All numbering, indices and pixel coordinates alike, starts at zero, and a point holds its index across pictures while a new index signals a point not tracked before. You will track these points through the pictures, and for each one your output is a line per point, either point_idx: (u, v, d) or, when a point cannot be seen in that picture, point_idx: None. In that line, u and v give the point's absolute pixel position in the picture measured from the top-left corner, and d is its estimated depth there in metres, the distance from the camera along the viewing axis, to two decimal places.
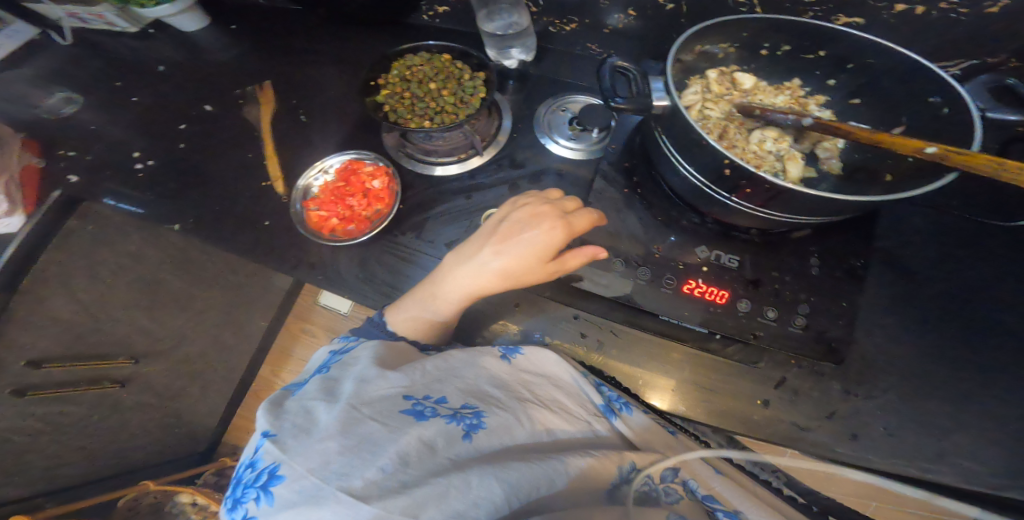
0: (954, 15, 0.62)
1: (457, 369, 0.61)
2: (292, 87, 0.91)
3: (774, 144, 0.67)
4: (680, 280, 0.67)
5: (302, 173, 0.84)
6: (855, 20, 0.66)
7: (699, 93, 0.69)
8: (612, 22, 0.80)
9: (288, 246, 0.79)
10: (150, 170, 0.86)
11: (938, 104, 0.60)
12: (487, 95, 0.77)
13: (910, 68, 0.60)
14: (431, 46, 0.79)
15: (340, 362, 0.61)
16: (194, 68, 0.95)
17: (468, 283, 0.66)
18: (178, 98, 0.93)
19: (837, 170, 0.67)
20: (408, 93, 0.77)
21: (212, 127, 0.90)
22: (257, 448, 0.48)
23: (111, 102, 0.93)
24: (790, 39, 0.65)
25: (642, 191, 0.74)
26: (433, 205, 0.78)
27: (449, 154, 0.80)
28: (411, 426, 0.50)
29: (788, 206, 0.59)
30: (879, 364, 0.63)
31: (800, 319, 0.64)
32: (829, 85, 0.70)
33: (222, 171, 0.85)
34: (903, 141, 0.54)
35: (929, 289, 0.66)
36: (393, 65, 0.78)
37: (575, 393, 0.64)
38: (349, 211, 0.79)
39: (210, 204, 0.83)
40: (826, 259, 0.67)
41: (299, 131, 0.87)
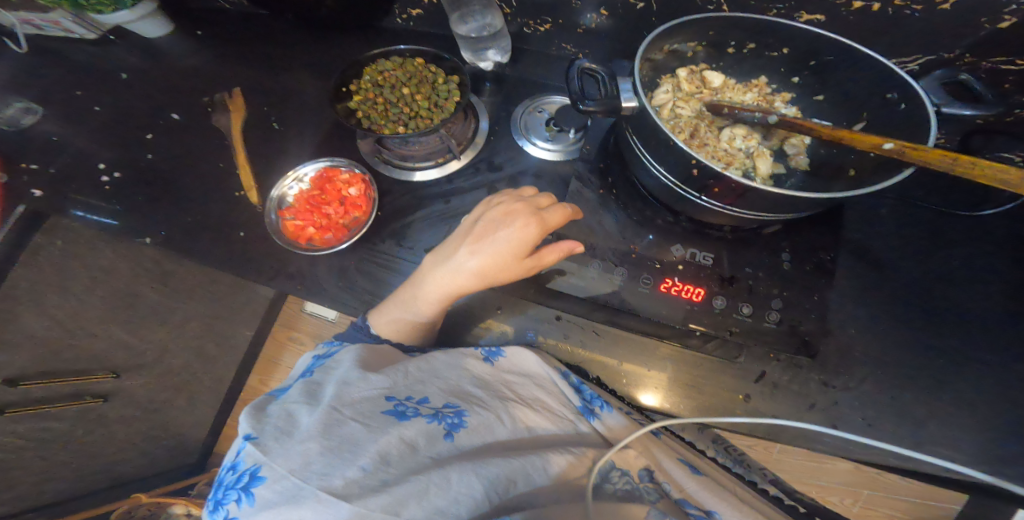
0: (909, 11, 0.63)
1: (439, 369, 0.62)
2: (263, 93, 0.89)
3: (743, 141, 0.68)
4: (657, 279, 0.68)
5: (276, 182, 0.82)
6: (817, 17, 0.67)
7: (670, 92, 0.69)
8: (585, 22, 0.79)
9: (265, 257, 0.77)
10: (116, 182, 0.83)
11: (895, 99, 0.61)
12: (461, 99, 0.75)
13: (868, 66, 0.62)
14: (403, 50, 0.78)
15: (322, 366, 0.61)
16: (160, 76, 0.93)
17: (446, 284, 0.66)
18: (143, 107, 0.90)
19: (805, 165, 0.68)
20: (381, 98, 0.76)
21: (181, 136, 0.87)
22: (239, 450, 0.48)
23: (72, 112, 0.90)
24: (755, 38, 0.66)
25: (618, 191, 0.75)
26: (412, 210, 0.78)
27: (426, 159, 0.79)
28: (392, 426, 0.51)
29: (754, 203, 0.60)
30: (852, 355, 0.65)
31: (774, 313, 0.65)
32: (793, 82, 0.70)
33: (193, 181, 0.83)
34: (863, 137, 0.55)
35: (897, 280, 0.69)
36: (364, 70, 0.77)
37: (556, 393, 0.65)
38: (326, 220, 0.78)
39: (181, 216, 0.81)
40: (796, 253, 0.69)
41: (273, 139, 0.86)
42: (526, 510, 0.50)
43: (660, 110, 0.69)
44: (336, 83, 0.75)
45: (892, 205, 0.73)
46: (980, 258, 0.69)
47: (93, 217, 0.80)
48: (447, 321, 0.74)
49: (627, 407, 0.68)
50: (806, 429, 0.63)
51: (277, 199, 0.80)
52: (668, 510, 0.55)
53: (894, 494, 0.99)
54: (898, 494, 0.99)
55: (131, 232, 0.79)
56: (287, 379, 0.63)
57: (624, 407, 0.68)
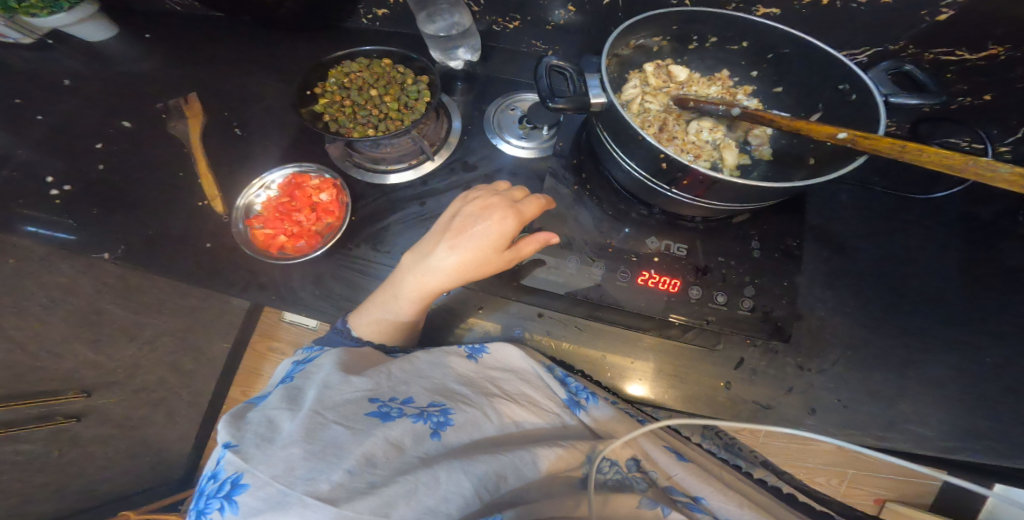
0: (854, 5, 0.65)
1: (422, 369, 0.63)
2: (222, 98, 0.86)
3: (709, 134, 0.70)
4: (635, 272, 0.70)
5: (242, 190, 0.80)
6: (772, 10, 0.69)
7: (638, 87, 0.70)
8: (554, 19, 0.79)
9: (236, 268, 0.75)
10: (66, 195, 0.79)
11: (846, 90, 0.63)
12: (432, 99, 0.74)
13: (821, 59, 0.64)
14: (369, 51, 0.76)
15: (302, 372, 0.60)
16: (108, 82, 0.88)
17: (426, 282, 0.66)
18: (92, 115, 0.85)
19: (768, 156, 0.70)
20: (349, 100, 0.74)
21: (136, 145, 0.83)
22: (219, 459, 0.47)
23: (12, 121, 0.84)
24: (716, 31, 0.67)
25: (591, 187, 0.75)
26: (387, 214, 0.77)
27: (399, 161, 0.78)
28: (378, 428, 0.52)
29: (722, 194, 0.62)
30: (821, 337, 0.69)
31: (747, 301, 0.68)
32: (752, 76, 0.72)
33: (154, 192, 0.80)
34: (817, 127, 0.57)
35: (860, 263, 0.72)
36: (329, 71, 0.74)
37: (540, 386, 0.66)
38: (298, 227, 0.76)
39: (143, 230, 0.78)
40: (765, 241, 0.71)
41: (236, 145, 0.83)
42: (517, 506, 0.52)
43: (629, 105, 0.70)
44: (300, 86, 0.72)
45: (852, 191, 0.77)
46: (936, 239, 0.74)
47: (45, 233, 0.76)
48: (430, 323, 0.74)
49: (613, 396, 0.69)
50: (786, 412, 0.66)
51: (244, 208, 0.78)
52: (658, 498, 0.58)
53: (877, 473, 1.01)
54: (880, 473, 1.01)
55: (88, 248, 0.76)
56: (265, 386, 0.62)
57: (609, 397, 0.69)
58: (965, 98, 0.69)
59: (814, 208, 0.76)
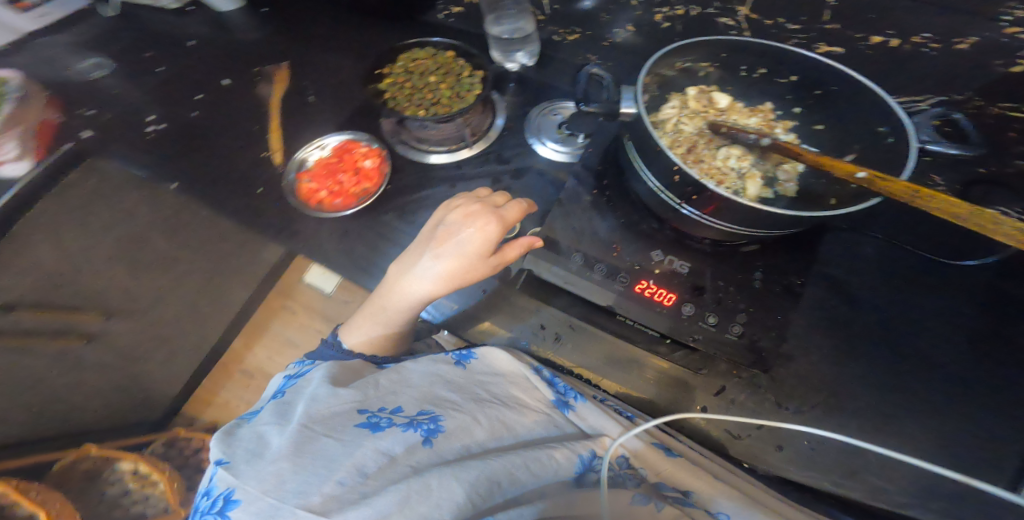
0: (926, 49, 0.69)
1: (411, 379, 0.63)
2: (304, 67, 0.94)
3: (736, 162, 0.72)
4: (633, 280, 0.70)
5: (300, 148, 0.87)
6: (835, 49, 0.75)
7: (676, 108, 0.74)
8: (612, 36, 0.87)
9: (276, 213, 0.83)
10: (165, 135, 0.92)
11: (885, 133, 0.64)
12: (482, 91, 0.79)
13: (866, 99, 0.66)
14: (438, 42, 0.84)
15: (294, 387, 0.62)
16: (219, 44, 1.00)
17: (414, 289, 0.69)
18: (197, 70, 0.98)
19: (792, 192, 0.70)
20: (409, 83, 0.82)
21: (226, 99, 0.94)
22: (212, 476, 0.50)
23: (139, 70, 1.00)
24: (765, 63, 0.71)
25: (609, 195, 0.76)
26: (417, 190, 0.82)
27: (440, 144, 0.84)
28: (367, 438, 0.52)
29: (730, 215, 0.63)
30: (809, 380, 0.67)
31: (737, 327, 0.67)
32: (795, 112, 0.75)
33: (228, 140, 0.90)
34: (840, 164, 0.58)
35: (872, 318, 0.69)
36: (398, 55, 0.83)
37: (529, 388, 0.67)
38: (339, 186, 0.82)
39: (209, 169, 0.88)
40: (767, 274, 0.70)
41: (305, 110, 0.91)
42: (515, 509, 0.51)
43: (664, 123, 0.74)
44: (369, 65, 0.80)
45: (878, 245, 0.73)
46: (965, 310, 0.69)
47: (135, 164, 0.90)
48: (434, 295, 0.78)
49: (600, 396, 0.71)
50: (756, 446, 0.66)
51: (298, 163, 0.85)
52: (649, 494, 0.59)
53: None
54: None
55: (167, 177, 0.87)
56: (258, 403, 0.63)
57: (595, 397, 0.71)
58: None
59: (836, 259, 0.73)
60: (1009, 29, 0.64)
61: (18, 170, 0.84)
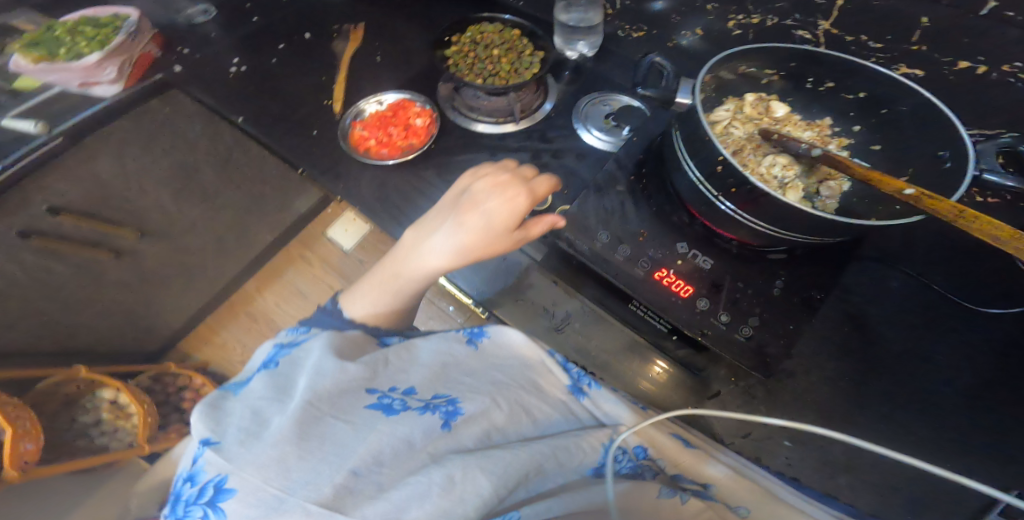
0: (1012, 79, 0.68)
1: (420, 358, 0.64)
2: (380, 29, 0.98)
3: (781, 170, 0.69)
4: (652, 265, 0.68)
5: (361, 99, 0.91)
6: (916, 70, 0.74)
7: (729, 112, 0.74)
8: (678, 38, 0.87)
9: (325, 154, 0.87)
10: (243, 74, 0.98)
11: (944, 157, 0.62)
12: (540, 71, 0.82)
13: (934, 120, 0.64)
14: (507, 19, 0.86)
15: (290, 356, 0.60)
16: (309, 3, 1.06)
17: (432, 256, 0.67)
18: (284, 23, 1.05)
19: (832, 209, 0.68)
20: (474, 53, 0.85)
21: (304, 51, 1.00)
22: (198, 459, 0.47)
23: (233, 16, 1.07)
24: (833, 75, 0.71)
25: (644, 184, 0.74)
26: (459, 152, 0.84)
27: (490, 115, 0.86)
28: (381, 421, 0.52)
29: (765, 212, 0.60)
30: (809, 400, 0.67)
31: (748, 329, 0.64)
32: (854, 129, 0.73)
33: (298, 86, 0.96)
34: (886, 178, 0.56)
35: (897, 352, 0.67)
36: (469, 26, 0.86)
37: (546, 373, 0.69)
38: (388, 137, 0.85)
39: (275, 110, 0.94)
40: (790, 283, 0.66)
41: (372, 68, 0.95)
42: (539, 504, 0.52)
43: (715, 124, 0.73)
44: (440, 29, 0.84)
45: (913, 282, 0.69)
46: (1011, 368, 0.64)
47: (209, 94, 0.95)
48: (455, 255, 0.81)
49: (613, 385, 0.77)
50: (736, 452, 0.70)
51: (355, 113, 0.89)
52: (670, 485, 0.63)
53: None
54: None
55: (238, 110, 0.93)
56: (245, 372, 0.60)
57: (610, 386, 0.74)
58: None
59: (874, 291, 0.70)
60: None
61: (107, 93, 0.93)
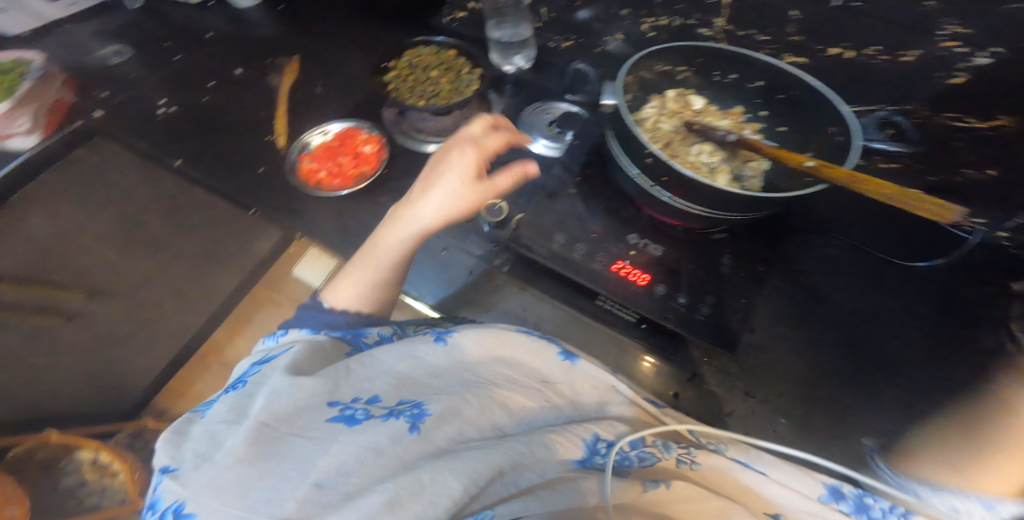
0: (876, 61, 0.70)
1: (384, 363, 0.58)
2: (315, 58, 0.96)
3: (708, 157, 0.75)
4: (611, 258, 0.72)
5: (304, 132, 0.90)
6: (800, 59, 0.76)
7: (655, 108, 0.79)
8: (604, 45, 0.89)
9: (276, 192, 0.85)
10: (176, 115, 0.94)
11: (834, 131, 0.69)
12: (479, 88, 0.83)
13: (818, 102, 0.70)
14: (441, 39, 0.87)
15: (258, 373, 0.57)
16: (236, 37, 1.04)
17: (405, 228, 0.69)
18: (213, 61, 1.01)
19: (757, 187, 0.74)
20: (412, 77, 0.85)
21: (237, 88, 0.97)
22: (159, 487, 0.47)
23: (155, 57, 1.03)
24: (735, 69, 0.76)
25: (591, 183, 0.78)
26: (413, 177, 0.84)
27: (437, 135, 0.87)
28: (343, 433, 0.49)
29: (696, 194, 0.65)
30: (774, 371, 0.71)
31: (705, 307, 0.69)
32: (762, 115, 0.79)
33: (235, 124, 0.93)
34: (791, 155, 0.63)
35: (842, 316, 0.73)
36: (403, 50, 0.86)
37: (523, 358, 0.63)
38: (338, 168, 0.84)
39: (215, 150, 0.90)
40: (734, 260, 0.72)
41: (311, 99, 0.93)
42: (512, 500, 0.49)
43: (644, 122, 0.78)
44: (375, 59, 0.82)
45: (842, 247, 0.77)
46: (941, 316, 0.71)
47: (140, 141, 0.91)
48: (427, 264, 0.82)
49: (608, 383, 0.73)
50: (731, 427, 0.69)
51: (300, 146, 0.87)
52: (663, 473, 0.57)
53: None
54: None
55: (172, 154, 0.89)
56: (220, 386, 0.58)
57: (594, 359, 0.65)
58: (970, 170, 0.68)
59: (814, 263, 0.77)
60: (947, 41, 0.63)
61: (23, 146, 0.90)
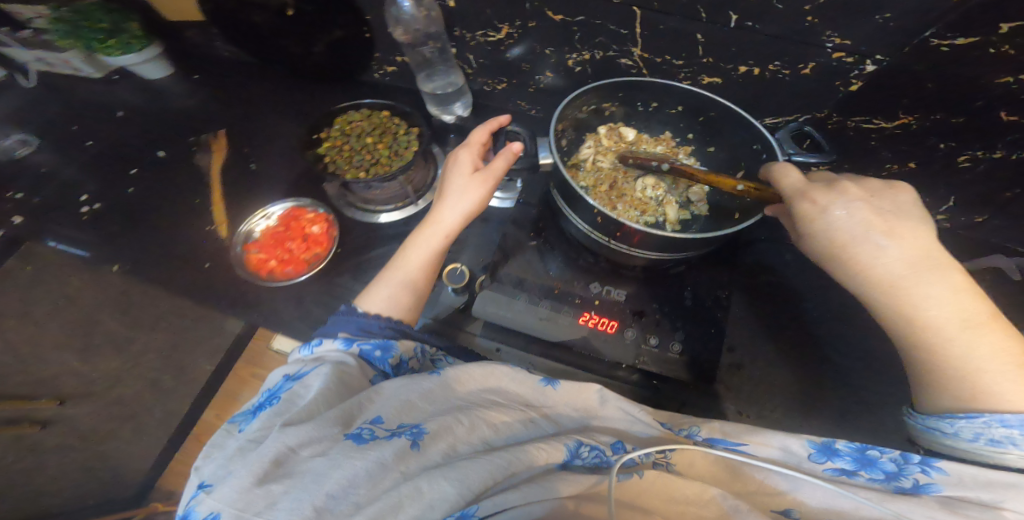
0: (781, 76, 0.67)
1: (388, 393, 0.53)
2: (245, 132, 0.90)
3: (653, 191, 0.69)
4: (575, 311, 0.66)
5: (245, 220, 0.82)
6: (715, 79, 0.71)
7: (591, 147, 0.72)
8: (536, 82, 0.80)
9: (226, 286, 0.75)
10: (102, 211, 0.84)
11: (760, 149, 0.65)
12: (420, 148, 0.77)
13: (739, 121, 0.66)
14: (371, 102, 0.81)
15: (288, 395, 0.52)
16: (156, 113, 0.94)
17: (423, 242, 0.66)
18: (133, 143, 0.92)
19: (705, 212, 0.69)
20: (347, 146, 0.78)
21: (164, 172, 0.88)
22: (191, 500, 0.45)
23: (65, 144, 0.91)
24: (655, 96, 0.70)
25: (546, 236, 0.74)
26: (370, 248, 0.78)
27: (387, 203, 0.81)
28: (351, 453, 0.46)
29: (651, 243, 0.59)
30: (797, 398, 0.64)
31: (677, 344, 0.64)
32: (690, 138, 0.74)
33: (168, 214, 0.83)
34: (717, 179, 0.60)
35: (847, 326, 0.69)
36: (333, 119, 0.79)
37: (514, 378, 0.57)
38: (289, 254, 0.77)
39: (150, 245, 0.81)
40: (697, 291, 0.69)
41: (248, 177, 0.86)
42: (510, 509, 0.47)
43: (582, 164, 0.71)
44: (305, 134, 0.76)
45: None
46: None
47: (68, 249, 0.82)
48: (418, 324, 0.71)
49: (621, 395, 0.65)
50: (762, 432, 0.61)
51: (243, 235, 0.79)
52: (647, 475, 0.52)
53: None
54: None
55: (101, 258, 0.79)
56: (250, 400, 0.54)
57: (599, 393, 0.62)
58: (892, 165, 0.72)
59: (802, 276, 0.73)
60: (836, 53, 0.61)
61: None
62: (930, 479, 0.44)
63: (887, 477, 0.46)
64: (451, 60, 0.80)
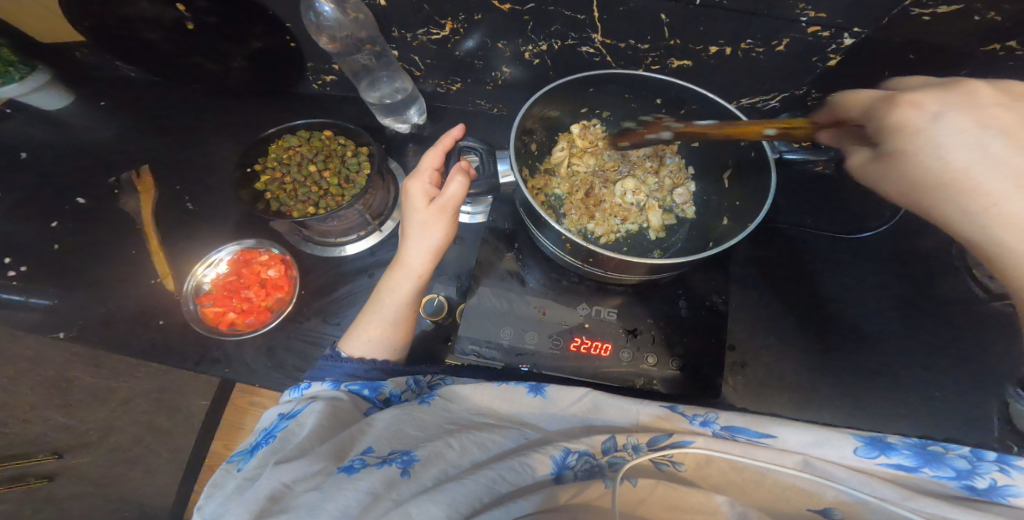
0: (754, 54, 0.62)
1: (380, 427, 0.51)
2: (177, 167, 0.84)
3: (634, 196, 0.71)
4: (567, 338, 0.65)
5: (190, 269, 0.78)
6: (685, 62, 0.66)
7: (566, 150, 0.70)
8: (493, 78, 0.77)
9: (190, 344, 0.73)
10: (29, 274, 0.75)
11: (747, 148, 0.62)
12: (371, 170, 0.75)
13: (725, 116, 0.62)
14: (308, 123, 0.76)
15: (280, 434, 0.50)
16: (64, 150, 0.84)
17: (391, 281, 0.64)
18: (44, 189, 0.81)
19: (692, 214, 0.71)
20: (289, 177, 0.75)
21: (91, 221, 0.80)
22: None
23: None
24: (633, 90, 0.65)
25: (523, 256, 0.72)
26: (336, 286, 0.76)
27: (349, 233, 0.78)
28: (345, 483, 0.43)
29: (621, 266, 0.59)
30: (770, 380, 0.68)
31: (676, 360, 0.65)
32: None
33: (107, 270, 0.77)
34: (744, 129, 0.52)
35: (811, 302, 0.72)
36: (268, 147, 0.75)
37: (505, 396, 0.56)
38: (247, 303, 0.76)
39: (96, 307, 0.74)
40: (691, 300, 0.69)
41: (190, 221, 0.81)
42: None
43: (557, 170, 0.72)
44: (238, 168, 0.72)
45: (788, 235, 0.77)
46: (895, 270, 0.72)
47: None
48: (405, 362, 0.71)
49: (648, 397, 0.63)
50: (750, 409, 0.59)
51: (192, 287, 0.75)
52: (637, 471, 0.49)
53: None
54: None
55: (39, 327, 0.72)
56: (245, 441, 0.53)
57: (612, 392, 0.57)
58: None
59: (763, 260, 0.75)
60: (810, 27, 0.57)
61: None
62: (1010, 479, 0.43)
63: (958, 474, 0.44)
64: (393, 62, 0.77)
